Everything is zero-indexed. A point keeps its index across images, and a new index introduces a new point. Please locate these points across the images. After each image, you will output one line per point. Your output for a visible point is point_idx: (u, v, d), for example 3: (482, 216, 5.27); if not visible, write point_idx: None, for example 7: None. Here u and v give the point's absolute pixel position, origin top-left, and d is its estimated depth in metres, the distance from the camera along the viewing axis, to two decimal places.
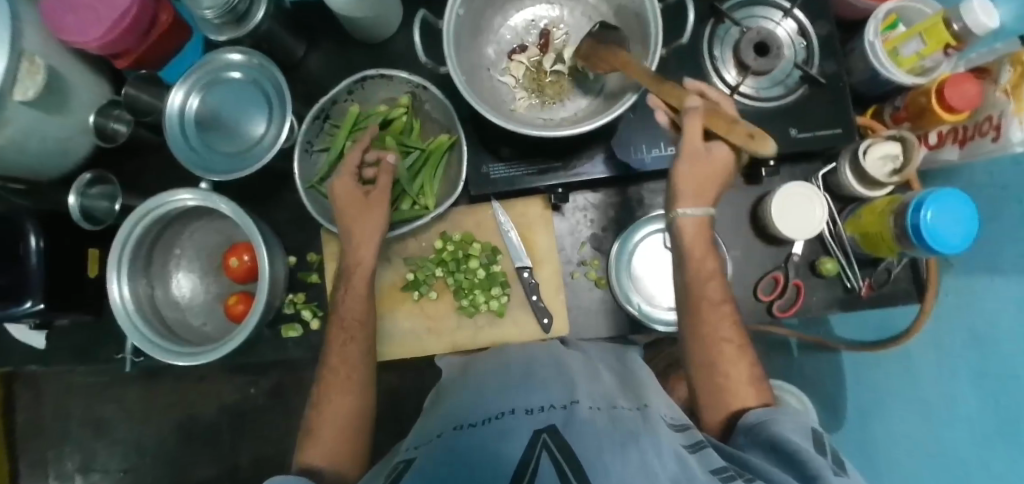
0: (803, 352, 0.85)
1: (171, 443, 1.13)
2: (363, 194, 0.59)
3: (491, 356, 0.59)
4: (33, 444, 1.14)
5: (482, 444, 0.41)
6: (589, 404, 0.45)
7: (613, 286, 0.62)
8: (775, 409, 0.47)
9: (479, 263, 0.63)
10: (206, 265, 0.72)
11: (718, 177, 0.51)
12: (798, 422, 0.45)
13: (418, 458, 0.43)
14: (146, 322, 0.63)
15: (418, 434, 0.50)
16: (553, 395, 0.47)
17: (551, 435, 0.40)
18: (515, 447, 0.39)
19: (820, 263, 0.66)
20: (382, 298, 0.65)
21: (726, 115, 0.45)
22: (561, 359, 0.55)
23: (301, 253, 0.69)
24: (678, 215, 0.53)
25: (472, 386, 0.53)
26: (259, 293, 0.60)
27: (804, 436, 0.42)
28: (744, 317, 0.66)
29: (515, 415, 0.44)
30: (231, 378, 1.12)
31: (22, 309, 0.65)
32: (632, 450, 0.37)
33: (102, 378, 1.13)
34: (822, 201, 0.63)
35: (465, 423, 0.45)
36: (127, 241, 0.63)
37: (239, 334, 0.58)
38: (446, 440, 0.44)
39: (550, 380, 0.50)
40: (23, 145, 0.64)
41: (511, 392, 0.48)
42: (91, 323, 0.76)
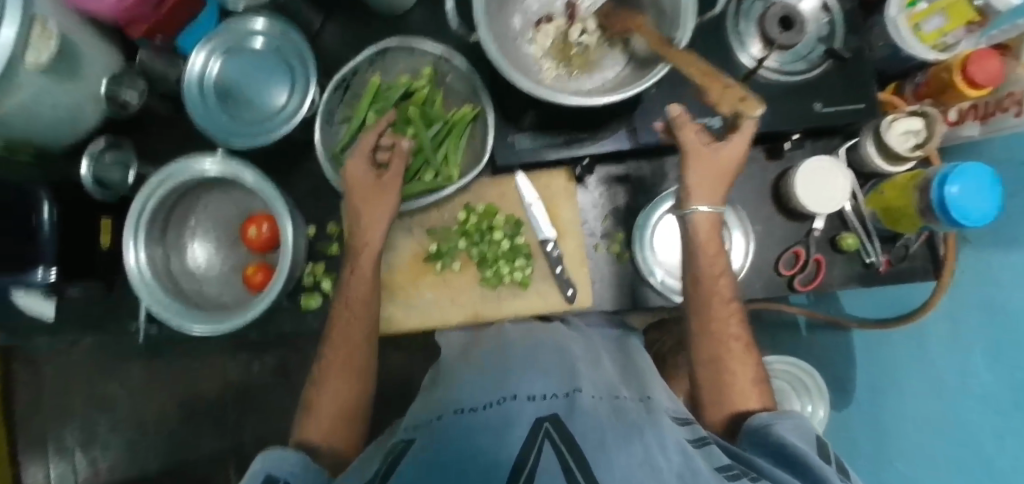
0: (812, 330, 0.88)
1: (174, 421, 1.12)
2: (376, 179, 0.58)
3: (500, 336, 0.58)
4: (33, 421, 1.13)
5: (483, 429, 0.40)
6: (591, 393, 0.45)
7: (636, 258, 0.63)
8: (781, 413, 0.48)
9: (505, 234, 0.63)
10: (221, 236, 0.70)
11: (727, 176, 0.53)
12: (803, 428, 0.45)
13: (416, 440, 0.43)
14: (163, 290, 0.62)
15: (417, 415, 0.49)
16: (554, 383, 0.46)
17: (553, 424, 0.39)
18: (517, 434, 0.38)
19: (840, 239, 0.66)
20: (403, 270, 0.65)
21: (718, 76, 0.44)
22: (563, 345, 0.55)
23: (320, 224, 0.67)
24: (691, 211, 0.53)
25: (472, 371, 0.52)
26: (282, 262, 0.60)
27: (808, 443, 0.43)
28: (764, 291, 0.67)
29: (517, 401, 0.43)
30: (235, 357, 1.11)
31: (35, 279, 0.63)
32: (636, 443, 0.37)
33: (104, 354, 1.12)
34: (842, 171, 0.63)
35: (465, 407, 0.45)
36: (143, 211, 0.62)
37: (260, 301, 0.57)
38: (444, 427, 0.42)
39: (551, 366, 0.49)
40: (33, 111, 0.63)
41: (511, 377, 0.47)
42: (103, 296, 0.74)
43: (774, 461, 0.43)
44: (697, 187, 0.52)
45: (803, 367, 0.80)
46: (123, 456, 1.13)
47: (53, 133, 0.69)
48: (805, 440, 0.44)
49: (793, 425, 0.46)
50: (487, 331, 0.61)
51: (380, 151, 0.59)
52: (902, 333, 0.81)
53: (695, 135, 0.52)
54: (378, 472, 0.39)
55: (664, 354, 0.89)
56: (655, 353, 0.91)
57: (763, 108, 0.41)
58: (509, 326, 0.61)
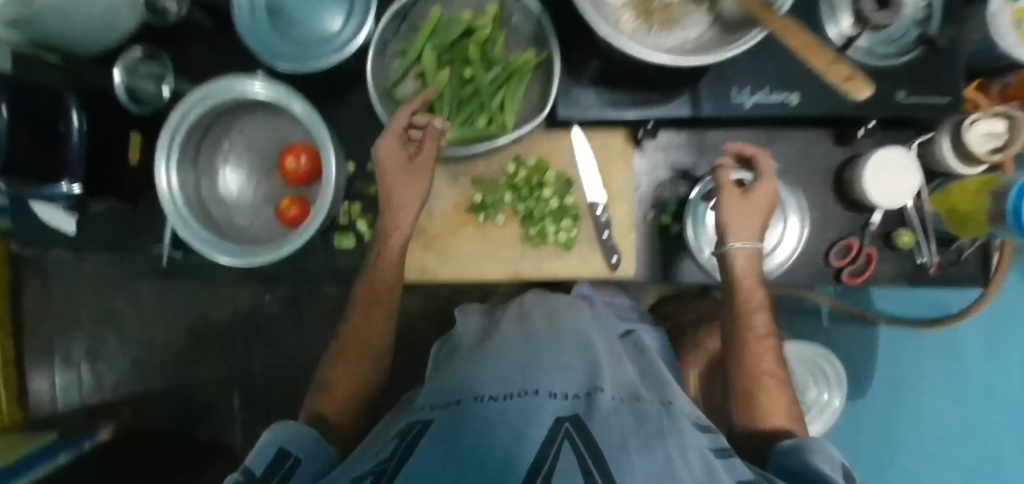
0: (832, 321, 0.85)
1: (180, 343, 1.15)
2: (408, 158, 0.56)
3: (524, 323, 0.56)
4: (41, 330, 1.16)
5: (501, 419, 0.38)
6: (612, 394, 0.43)
7: (687, 232, 0.60)
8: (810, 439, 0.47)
9: (554, 192, 0.60)
10: (255, 164, 0.66)
11: (764, 213, 0.55)
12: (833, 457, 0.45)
13: (434, 423, 0.41)
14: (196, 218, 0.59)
15: (429, 398, 0.48)
16: (575, 380, 0.44)
17: (574, 425, 0.37)
18: (536, 430, 0.36)
19: (896, 235, 0.64)
20: (444, 218, 0.62)
21: (822, 50, 0.38)
22: (587, 339, 0.53)
23: (361, 162, 0.64)
24: (732, 247, 0.54)
25: (491, 356, 0.50)
26: (322, 200, 0.57)
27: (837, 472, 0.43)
28: (810, 279, 0.65)
29: (538, 396, 0.41)
30: (246, 284, 1.11)
31: (61, 192, 0.60)
32: (659, 450, 0.36)
33: (113, 270, 1.13)
34: (914, 168, 0.60)
35: (484, 395, 0.42)
36: (178, 128, 0.58)
37: (299, 237, 0.54)
38: (456, 413, 0.41)
39: (574, 361, 0.47)
40: (70, 11, 0.57)
41: (533, 369, 0.45)
42: (126, 214, 0.71)
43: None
44: (739, 226, 0.54)
45: (822, 354, 0.79)
46: (129, 371, 1.16)
47: (79, 36, 0.63)
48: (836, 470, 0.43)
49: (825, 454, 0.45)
50: (508, 320, 0.59)
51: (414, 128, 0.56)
52: (934, 336, 0.80)
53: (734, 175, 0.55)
54: (394, 455, 0.38)
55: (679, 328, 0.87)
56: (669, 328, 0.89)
57: (873, 90, 0.35)
58: (527, 314, 0.59)
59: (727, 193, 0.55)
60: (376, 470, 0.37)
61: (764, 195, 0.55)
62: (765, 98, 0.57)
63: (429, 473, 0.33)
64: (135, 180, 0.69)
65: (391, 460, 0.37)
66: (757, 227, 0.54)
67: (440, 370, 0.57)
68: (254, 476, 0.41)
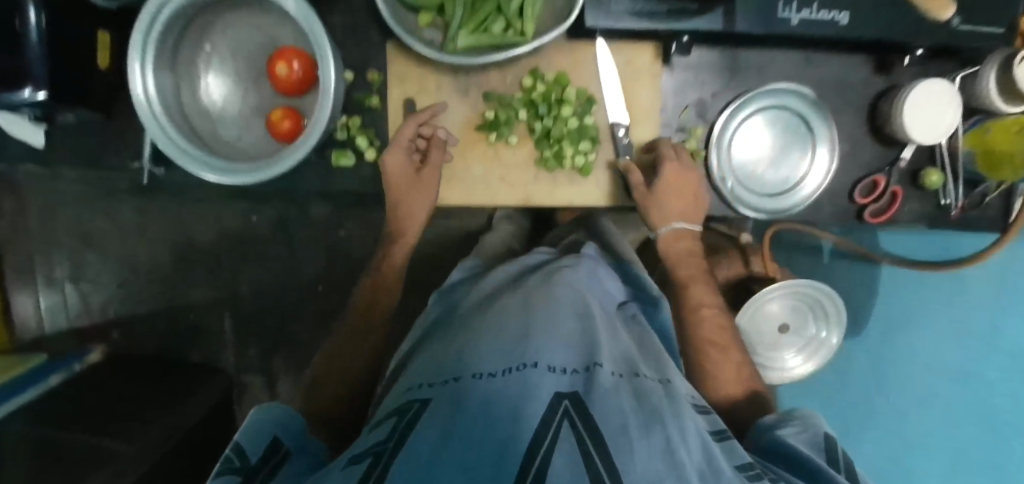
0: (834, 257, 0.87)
1: (167, 264, 1.14)
2: (415, 172, 0.55)
3: (517, 291, 0.55)
4: (17, 249, 1.12)
5: (500, 394, 0.36)
6: (612, 369, 0.42)
7: (711, 160, 0.58)
8: (787, 416, 0.50)
9: (574, 111, 0.55)
10: (242, 70, 0.58)
11: (691, 188, 0.56)
12: (807, 428, 0.47)
13: (432, 401, 0.38)
14: (181, 134, 0.51)
15: (420, 372, 0.45)
16: (574, 353, 0.42)
17: (573, 403, 0.36)
18: (535, 405, 0.35)
19: (925, 174, 0.60)
20: (452, 135, 0.57)
21: None
22: (585, 309, 0.51)
23: (360, 69, 0.57)
24: (669, 229, 0.57)
25: (488, 326, 0.47)
26: (320, 110, 0.51)
27: (809, 442, 0.45)
28: (830, 216, 0.63)
29: (537, 369, 0.38)
30: (231, 204, 1.11)
31: (21, 99, 0.50)
32: (657, 432, 0.35)
33: (90, 189, 1.09)
34: (956, 103, 0.54)
35: (483, 372, 0.39)
36: (155, 22, 0.49)
37: (296, 152, 0.48)
38: (453, 384, 0.39)
39: (573, 333, 0.45)
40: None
41: (532, 337, 0.43)
42: (99, 124, 0.62)
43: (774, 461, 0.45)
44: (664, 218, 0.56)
45: (827, 292, 0.76)
46: (117, 293, 1.15)
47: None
48: (812, 443, 0.45)
49: (800, 428, 0.47)
50: (507, 291, 0.57)
51: (419, 138, 0.56)
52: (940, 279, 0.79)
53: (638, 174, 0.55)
54: (392, 436, 0.35)
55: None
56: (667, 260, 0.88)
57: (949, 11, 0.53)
58: (524, 283, 0.57)
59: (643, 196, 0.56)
60: (375, 451, 0.35)
61: (682, 177, 0.55)
62: (812, 16, 0.51)
63: (426, 453, 0.31)
64: (106, 86, 0.59)
65: (389, 441, 0.35)
66: (680, 208, 0.56)
67: (434, 341, 0.55)
68: (248, 465, 0.39)
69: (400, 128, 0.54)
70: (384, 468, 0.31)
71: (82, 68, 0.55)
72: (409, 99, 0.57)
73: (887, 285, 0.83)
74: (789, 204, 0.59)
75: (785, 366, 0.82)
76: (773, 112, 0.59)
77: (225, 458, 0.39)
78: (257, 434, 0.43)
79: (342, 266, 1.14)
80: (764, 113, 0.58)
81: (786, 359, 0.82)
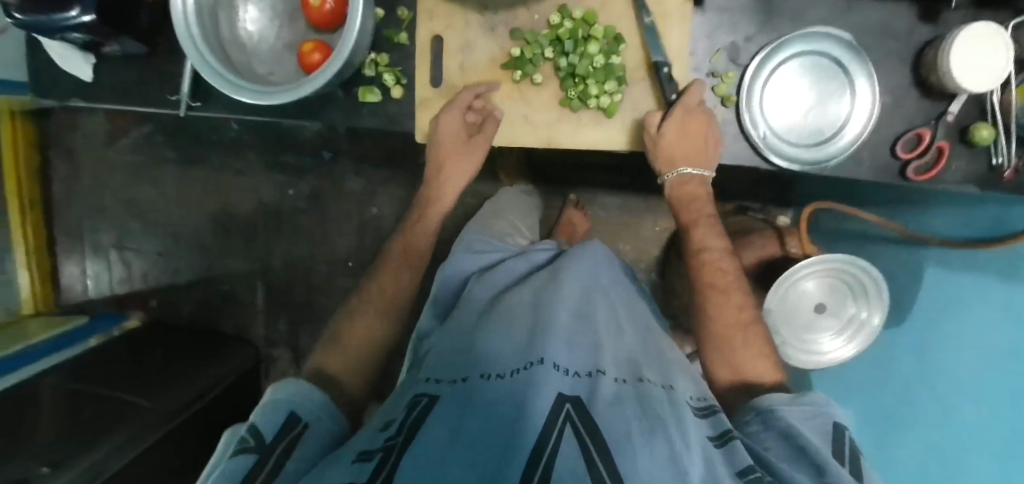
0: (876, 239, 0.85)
1: (206, 234, 1.17)
2: (466, 138, 0.60)
3: (525, 288, 0.56)
4: (69, 215, 1.17)
5: (507, 398, 0.38)
6: (615, 376, 0.42)
7: (743, 109, 0.56)
8: (796, 397, 0.48)
9: (601, 48, 0.54)
10: (279, 6, 0.60)
11: (705, 130, 0.54)
12: (816, 415, 0.46)
13: (440, 398, 0.41)
14: (215, 57, 0.54)
15: (431, 367, 0.48)
16: (579, 357, 0.44)
17: (575, 407, 0.37)
18: (539, 405, 0.36)
19: (973, 129, 0.56)
20: (478, 73, 0.58)
21: None
22: (589, 307, 0.52)
23: (390, 7, 0.58)
24: (678, 173, 0.58)
25: (496, 327, 0.49)
26: (343, 43, 0.51)
27: (815, 430, 0.44)
28: (869, 173, 0.60)
29: (544, 367, 0.40)
30: (268, 176, 1.14)
31: (67, 19, 0.53)
32: (659, 437, 0.35)
33: (139, 158, 1.14)
34: (1005, 45, 0.51)
35: (492, 372, 0.42)
36: None
37: (317, 78, 0.50)
38: (463, 388, 0.41)
39: (579, 335, 0.46)
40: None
41: (540, 337, 0.44)
42: (143, 59, 0.64)
43: (777, 443, 0.44)
44: (678, 159, 0.56)
45: (857, 264, 0.70)
46: (157, 261, 1.18)
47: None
48: (821, 431, 0.44)
49: (809, 413, 0.46)
50: (517, 287, 0.58)
51: (471, 112, 0.58)
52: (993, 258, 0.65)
53: (654, 116, 0.55)
54: (401, 430, 0.37)
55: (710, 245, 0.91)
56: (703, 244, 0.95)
57: None
58: (532, 281, 0.57)
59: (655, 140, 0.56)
60: (385, 446, 0.36)
61: (688, 121, 0.53)
62: None
63: (436, 449, 0.33)
64: (150, 19, 0.61)
65: (398, 435, 0.37)
66: (688, 156, 0.56)
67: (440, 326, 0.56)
68: (265, 441, 0.41)
69: (457, 96, 0.57)
70: (395, 462, 0.33)
71: None
72: (437, 35, 0.57)
73: (926, 295, 0.75)
74: (825, 155, 0.56)
75: (822, 350, 0.76)
76: (806, 61, 0.56)
77: (242, 437, 0.41)
78: (274, 411, 0.44)
79: (372, 243, 1.14)
80: (797, 61, 0.56)
81: (823, 342, 0.76)
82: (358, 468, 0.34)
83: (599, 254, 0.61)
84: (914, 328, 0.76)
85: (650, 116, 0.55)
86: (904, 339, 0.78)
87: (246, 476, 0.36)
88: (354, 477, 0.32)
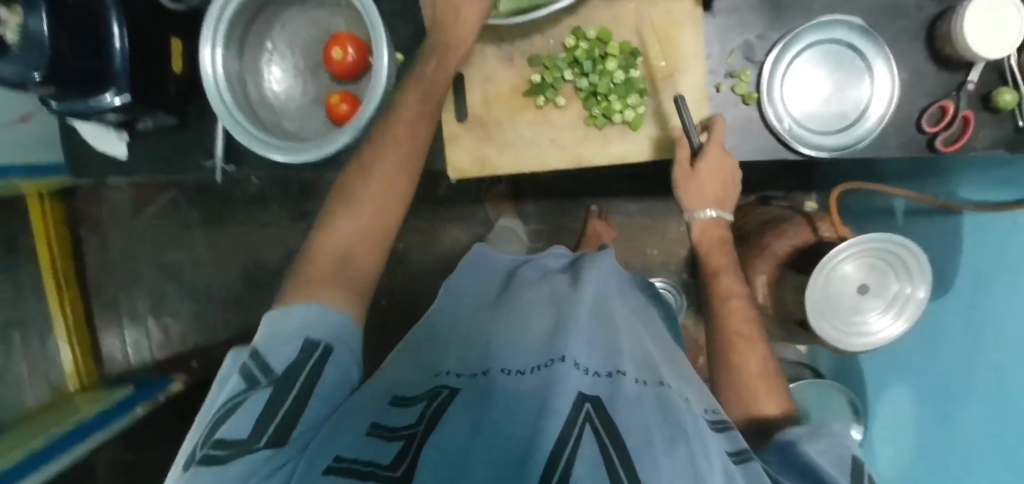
0: (909, 216, 0.86)
1: (238, 289, 1.18)
2: None
3: (539, 290, 0.56)
4: (104, 287, 1.20)
5: (528, 393, 0.35)
6: (635, 377, 0.40)
7: (767, 104, 0.57)
8: (815, 430, 0.42)
9: (619, 64, 0.56)
10: (303, 62, 0.61)
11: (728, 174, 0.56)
12: (838, 448, 0.40)
13: (460, 390, 0.39)
14: (245, 115, 0.56)
15: (455, 361, 0.46)
16: (598, 357, 0.41)
17: (594, 407, 0.34)
18: (560, 401, 0.33)
19: (996, 95, 0.56)
20: (500, 102, 0.59)
21: None
22: (608, 314, 0.50)
23: (408, 51, 0.61)
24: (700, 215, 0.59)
25: (514, 326, 0.47)
26: (369, 98, 0.53)
27: (835, 464, 0.38)
28: (896, 151, 0.60)
29: (564, 364, 0.37)
30: (294, 225, 1.15)
31: (104, 104, 0.56)
32: (682, 447, 0.32)
33: (168, 222, 1.17)
34: (1015, 5, 0.52)
35: (512, 367, 0.40)
36: (222, 18, 0.53)
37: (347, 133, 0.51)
38: (480, 387, 0.39)
39: (596, 336, 0.44)
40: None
41: (561, 336, 0.42)
42: (174, 132, 0.66)
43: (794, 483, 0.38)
44: (704, 199, 0.58)
45: (908, 247, 0.70)
46: (193, 321, 1.20)
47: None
48: (839, 464, 0.38)
49: (828, 447, 0.40)
50: (529, 286, 0.57)
51: None
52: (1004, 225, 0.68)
53: (685, 153, 0.56)
54: (420, 420, 0.36)
55: (745, 233, 0.92)
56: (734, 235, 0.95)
57: None
58: (547, 285, 0.57)
59: (685, 178, 0.57)
60: (405, 433, 0.35)
61: (720, 162, 0.54)
62: None
63: (450, 448, 0.31)
64: (178, 90, 0.63)
65: (419, 423, 0.36)
66: (713, 196, 0.57)
67: (442, 326, 0.55)
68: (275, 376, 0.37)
69: None
70: (415, 451, 0.32)
71: (152, 69, 0.59)
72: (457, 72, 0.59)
73: (963, 279, 0.74)
74: (852, 138, 0.57)
75: (871, 330, 0.75)
76: (819, 53, 0.58)
77: (252, 373, 0.38)
78: (281, 343, 0.39)
79: (403, 278, 1.14)
80: (810, 53, 0.57)
81: (871, 322, 0.75)
82: (377, 447, 0.33)
83: (608, 266, 0.61)
84: (952, 305, 0.75)
85: (681, 151, 0.56)
86: (945, 316, 0.76)
87: (260, 423, 0.35)
88: (375, 457, 0.32)
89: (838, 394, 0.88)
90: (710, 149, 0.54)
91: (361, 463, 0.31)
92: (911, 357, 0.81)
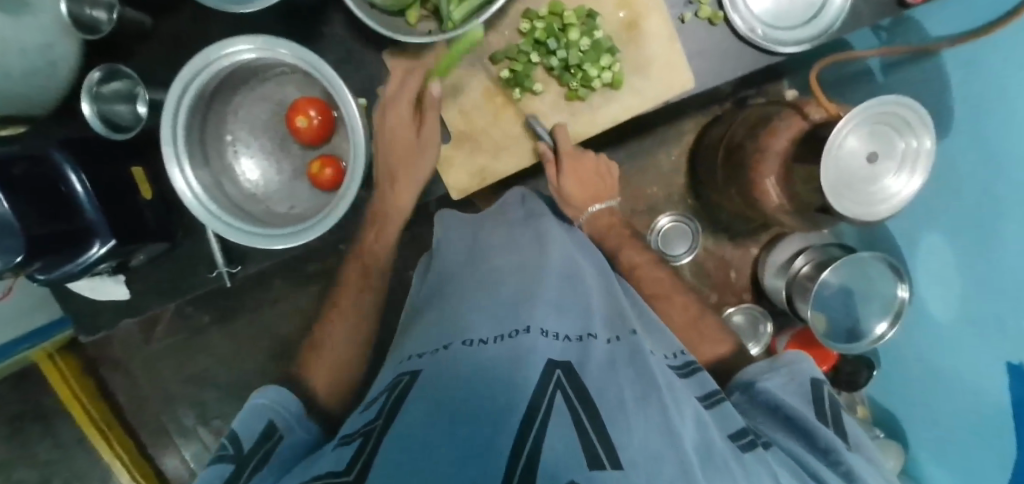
0: (889, 70, 0.86)
1: (274, 369, 1.14)
2: None
3: (502, 254, 0.54)
4: (145, 416, 1.15)
5: (492, 361, 0.36)
6: (606, 337, 0.43)
7: (734, 19, 0.55)
8: (772, 364, 0.52)
9: (582, 30, 0.54)
10: (268, 142, 0.61)
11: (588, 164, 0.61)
12: (794, 380, 0.50)
13: (422, 372, 0.38)
14: (218, 202, 0.55)
15: (414, 344, 0.45)
16: (566, 322, 0.43)
17: (565, 373, 0.35)
18: (525, 375, 0.34)
19: None
20: (477, 110, 0.59)
21: None
22: (575, 272, 0.52)
23: (369, 93, 0.60)
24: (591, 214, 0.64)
25: (478, 295, 0.47)
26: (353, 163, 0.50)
27: (797, 396, 0.47)
28: (867, 20, 0.59)
29: (531, 334, 0.39)
30: (305, 291, 1.10)
31: (91, 256, 0.54)
32: (654, 404, 0.34)
33: (181, 333, 1.12)
34: None
35: (474, 338, 0.40)
36: (175, 137, 0.52)
37: (343, 203, 0.49)
38: (436, 362, 0.38)
39: (568, 301, 0.47)
40: (4, 63, 0.47)
41: (526, 307, 0.44)
42: (167, 255, 0.65)
43: (770, 417, 0.46)
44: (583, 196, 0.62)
45: (902, 102, 0.70)
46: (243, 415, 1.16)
47: None
48: (801, 394, 0.48)
49: (788, 377, 0.50)
50: (487, 251, 0.56)
51: None
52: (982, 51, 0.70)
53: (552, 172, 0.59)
54: (379, 414, 0.34)
55: (738, 144, 0.88)
56: (727, 147, 0.92)
57: None
58: (508, 247, 0.55)
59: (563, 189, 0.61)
60: (364, 431, 0.34)
61: (578, 164, 0.59)
62: None
63: (415, 430, 0.30)
64: (158, 217, 0.61)
65: (378, 419, 0.34)
66: (591, 192, 0.62)
67: (415, 319, 0.54)
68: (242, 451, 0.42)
69: None
70: (373, 448, 0.30)
71: (126, 207, 0.56)
72: None
73: (961, 113, 0.74)
74: (826, 22, 0.57)
75: (894, 192, 0.73)
76: None
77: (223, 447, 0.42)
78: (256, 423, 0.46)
79: None
80: None
81: (889, 185, 0.73)
82: (338, 456, 0.31)
83: (555, 226, 0.60)
84: (953, 145, 0.77)
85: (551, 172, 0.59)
86: (951, 156, 0.77)
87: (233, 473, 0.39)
88: (332, 467, 0.30)
89: (878, 262, 0.85)
90: (563, 158, 0.58)
91: (324, 474, 0.30)
92: (927, 204, 0.83)
